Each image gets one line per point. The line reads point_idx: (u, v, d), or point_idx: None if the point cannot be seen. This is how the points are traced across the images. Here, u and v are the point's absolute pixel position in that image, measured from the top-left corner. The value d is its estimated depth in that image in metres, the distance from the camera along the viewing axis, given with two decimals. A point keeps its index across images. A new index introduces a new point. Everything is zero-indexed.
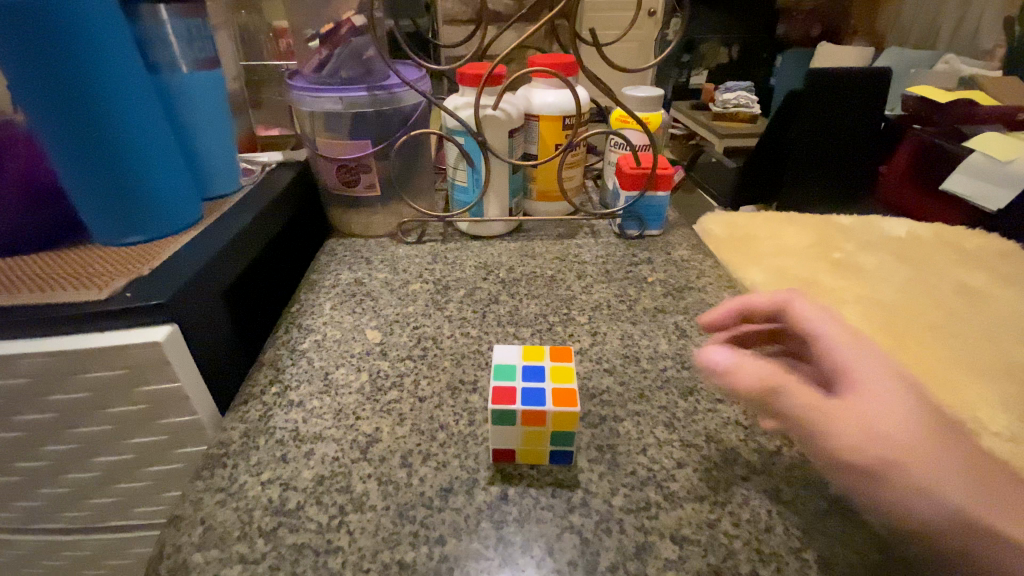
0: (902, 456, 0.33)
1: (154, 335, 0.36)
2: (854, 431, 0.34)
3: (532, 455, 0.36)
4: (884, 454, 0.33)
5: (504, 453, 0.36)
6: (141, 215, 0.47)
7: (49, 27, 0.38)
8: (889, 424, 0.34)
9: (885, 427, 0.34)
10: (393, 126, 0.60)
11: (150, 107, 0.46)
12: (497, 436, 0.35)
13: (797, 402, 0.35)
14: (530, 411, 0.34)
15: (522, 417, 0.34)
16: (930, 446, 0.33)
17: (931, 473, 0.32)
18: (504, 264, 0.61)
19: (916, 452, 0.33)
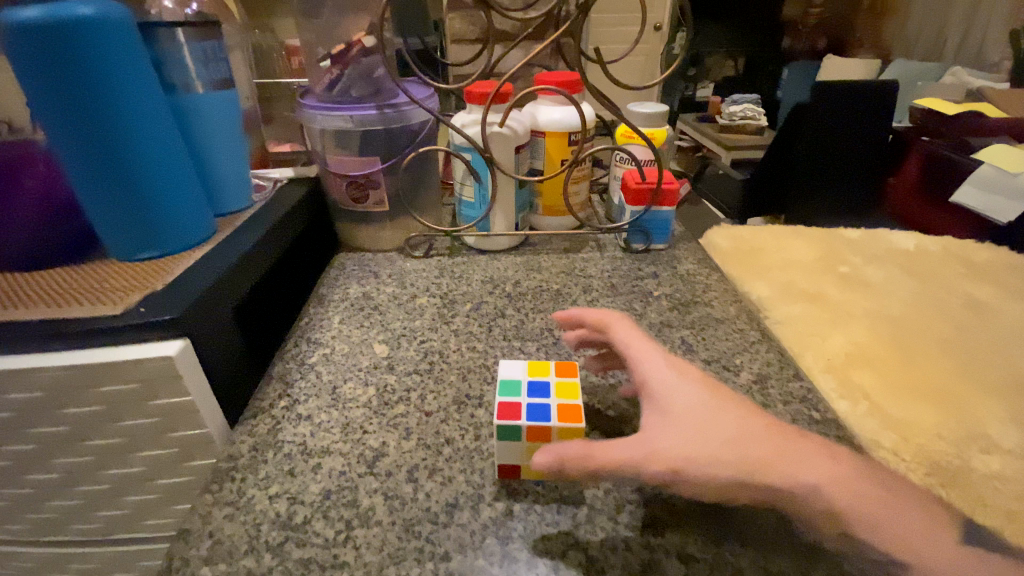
0: (699, 458, 0.31)
1: (166, 350, 0.37)
2: (651, 448, 0.31)
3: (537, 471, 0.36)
4: (679, 460, 0.31)
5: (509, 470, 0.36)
6: (154, 232, 0.48)
7: (69, 54, 0.40)
8: (678, 427, 0.33)
9: (681, 435, 0.32)
10: (402, 143, 0.61)
11: (165, 127, 0.47)
12: (502, 451, 0.35)
13: (609, 456, 0.31)
14: (535, 427, 0.34)
15: (527, 433, 0.34)
16: (719, 432, 0.32)
17: (720, 457, 0.31)
18: (510, 278, 0.62)
19: (712, 445, 0.32)
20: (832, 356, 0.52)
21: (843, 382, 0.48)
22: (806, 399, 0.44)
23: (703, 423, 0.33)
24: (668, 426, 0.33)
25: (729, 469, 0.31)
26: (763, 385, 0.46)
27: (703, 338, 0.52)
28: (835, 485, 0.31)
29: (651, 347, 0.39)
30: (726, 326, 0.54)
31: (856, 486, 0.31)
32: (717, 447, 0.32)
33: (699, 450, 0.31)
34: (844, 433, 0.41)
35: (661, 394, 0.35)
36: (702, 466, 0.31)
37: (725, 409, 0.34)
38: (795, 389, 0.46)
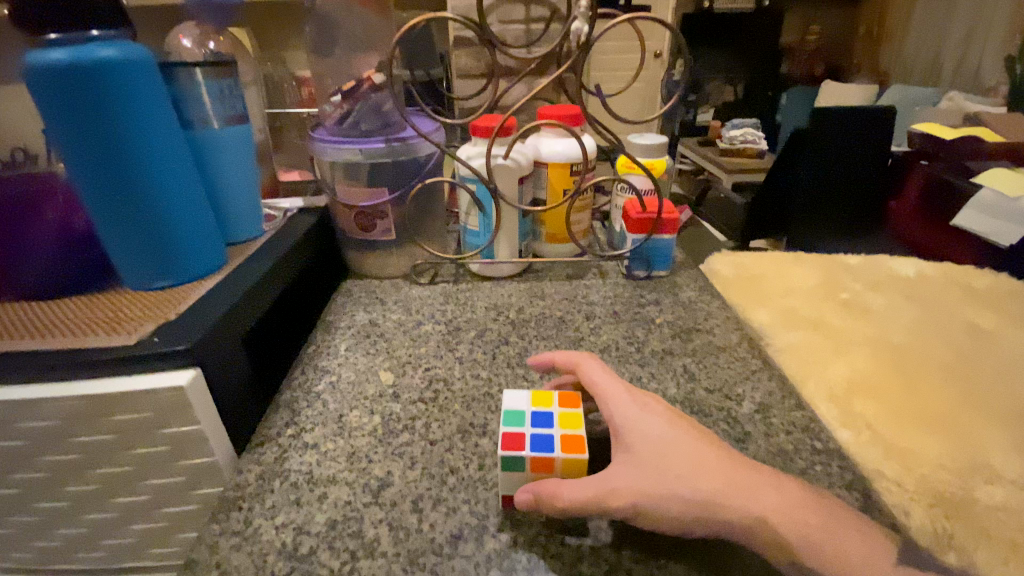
0: (656, 494, 0.33)
1: (178, 380, 0.38)
2: (612, 488, 0.33)
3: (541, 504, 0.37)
4: (638, 498, 0.33)
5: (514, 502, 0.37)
6: (168, 263, 0.50)
7: (94, 98, 0.42)
8: (639, 466, 0.35)
9: (640, 473, 0.35)
10: (408, 174, 0.63)
11: (181, 163, 0.49)
12: (506, 482, 0.35)
13: (575, 496, 0.33)
14: (538, 458, 0.35)
15: (531, 463, 0.35)
16: (673, 469, 0.35)
17: (675, 491, 0.34)
18: (514, 304, 0.63)
19: (668, 482, 0.34)
20: (834, 384, 0.52)
21: (845, 411, 0.48)
22: (808, 428, 0.45)
23: (661, 460, 0.35)
24: (629, 464, 0.35)
25: (684, 503, 0.33)
26: (765, 413, 0.46)
27: (705, 366, 0.52)
28: (778, 515, 0.34)
29: (619, 388, 0.42)
30: (728, 353, 0.54)
31: (796, 514, 0.34)
32: (671, 484, 0.34)
33: (656, 487, 0.34)
34: (847, 463, 0.41)
35: (626, 434, 0.38)
36: (659, 502, 0.33)
37: (682, 445, 0.37)
38: (797, 417, 0.46)
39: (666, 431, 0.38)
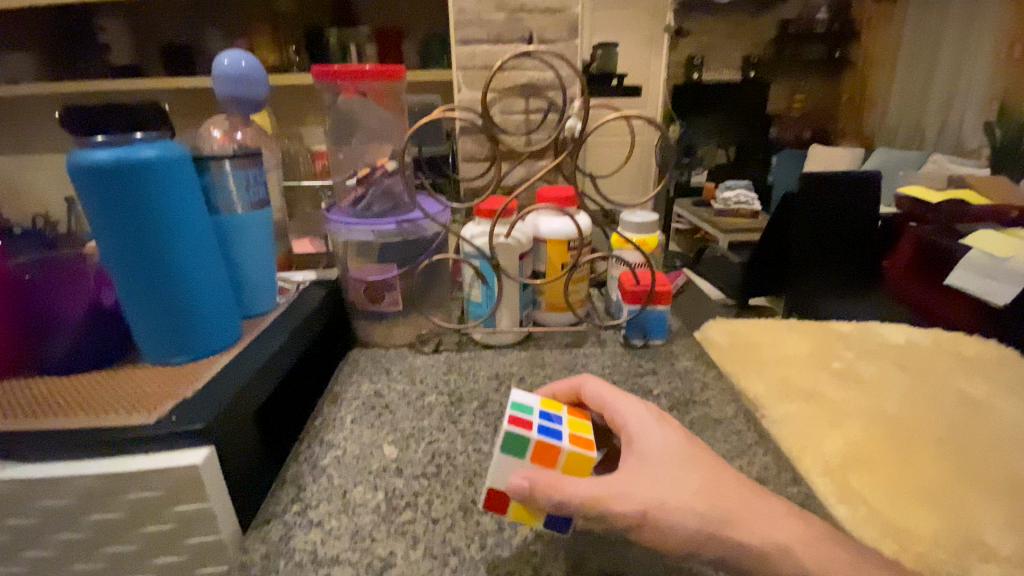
0: (670, 507, 0.35)
1: (192, 458, 0.39)
2: (629, 493, 0.35)
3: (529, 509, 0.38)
4: (648, 506, 0.35)
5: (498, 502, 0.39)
6: (186, 339, 0.52)
7: (132, 193, 0.46)
8: (652, 472, 0.37)
9: (653, 480, 0.37)
10: (417, 251, 0.68)
11: (206, 246, 0.52)
12: (505, 464, 0.38)
13: (577, 492, 0.34)
14: (545, 444, 0.37)
15: (536, 447, 0.37)
16: (686, 487, 0.36)
17: (683, 510, 0.35)
18: (515, 374, 0.65)
19: (686, 496, 0.36)
20: (828, 458, 0.53)
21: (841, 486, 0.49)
22: (804, 505, 0.45)
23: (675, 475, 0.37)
24: (642, 471, 0.37)
25: (698, 517, 0.35)
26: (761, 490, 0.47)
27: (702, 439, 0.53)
28: None
29: (627, 397, 0.45)
30: (724, 426, 0.55)
31: None
32: (688, 499, 0.36)
33: (665, 495, 0.36)
34: None
35: (641, 444, 0.40)
36: (668, 506, 0.35)
37: (693, 462, 0.39)
38: (793, 494, 0.47)
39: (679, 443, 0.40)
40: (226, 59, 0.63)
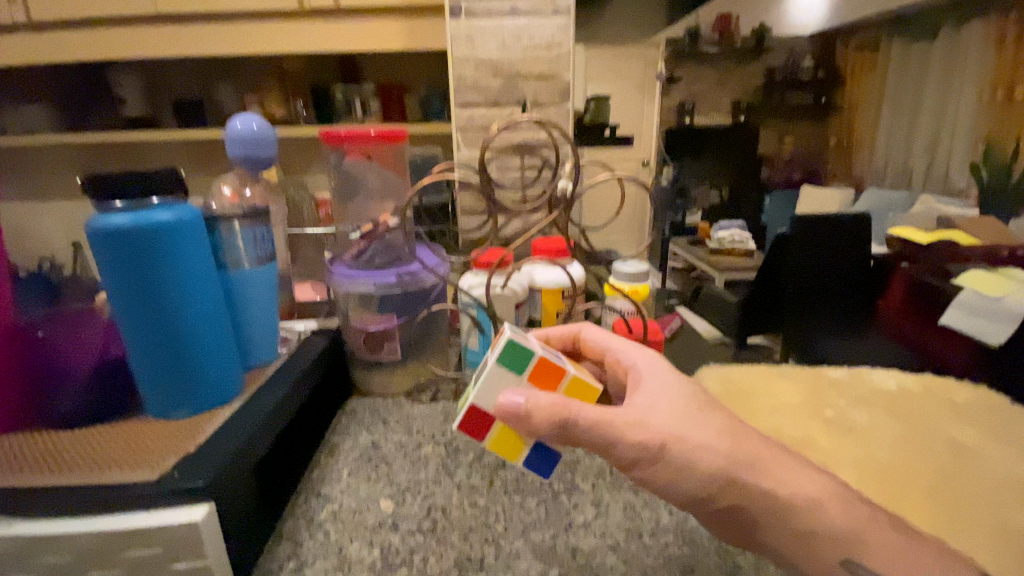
0: (691, 441, 0.41)
1: (193, 515, 0.40)
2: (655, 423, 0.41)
3: (509, 434, 0.42)
4: (667, 438, 0.40)
5: (481, 421, 0.42)
6: (191, 393, 0.53)
7: (146, 252, 0.48)
8: (664, 401, 0.43)
9: (671, 416, 0.42)
10: (417, 302, 0.70)
11: (213, 300, 0.54)
12: (511, 381, 0.42)
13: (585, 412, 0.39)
14: (550, 364, 0.42)
15: (541, 365, 0.42)
16: (700, 426, 0.42)
17: (702, 458, 0.40)
18: None
19: (707, 436, 0.41)
20: None
21: None
22: None
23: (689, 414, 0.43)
24: (654, 400, 0.43)
25: (717, 459, 0.41)
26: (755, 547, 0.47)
27: None
28: None
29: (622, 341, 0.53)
30: None
31: None
32: (708, 441, 0.41)
33: (683, 433, 0.41)
34: None
35: (643, 373, 0.47)
36: (687, 444, 0.41)
37: (705, 409, 0.44)
38: None
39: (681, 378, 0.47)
40: (240, 122, 0.68)
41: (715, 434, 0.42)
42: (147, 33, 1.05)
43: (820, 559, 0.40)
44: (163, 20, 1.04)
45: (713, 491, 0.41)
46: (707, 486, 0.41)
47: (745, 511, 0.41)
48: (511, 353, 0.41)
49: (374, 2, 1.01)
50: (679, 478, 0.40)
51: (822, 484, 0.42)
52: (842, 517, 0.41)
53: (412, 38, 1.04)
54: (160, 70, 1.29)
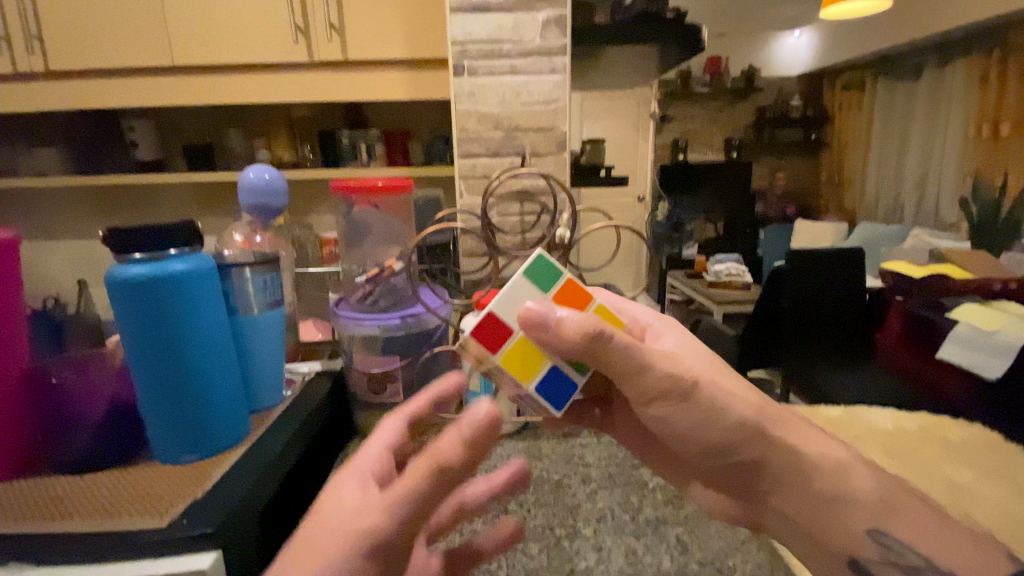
0: (721, 388, 0.40)
1: (200, 562, 0.41)
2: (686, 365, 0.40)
3: (520, 354, 0.40)
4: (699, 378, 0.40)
5: (492, 333, 0.39)
6: (199, 438, 0.54)
7: (161, 300, 0.50)
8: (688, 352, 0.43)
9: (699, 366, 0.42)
10: (420, 344, 0.71)
11: (224, 345, 0.56)
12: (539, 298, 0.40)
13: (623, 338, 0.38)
14: (578, 291, 0.42)
15: (570, 289, 0.41)
16: (724, 377, 0.42)
17: (732, 405, 0.40)
18: (512, 466, 0.64)
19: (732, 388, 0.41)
20: None
21: None
22: None
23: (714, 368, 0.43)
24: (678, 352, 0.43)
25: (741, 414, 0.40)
26: None
27: (697, 536, 0.53)
28: None
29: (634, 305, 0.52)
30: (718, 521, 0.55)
31: None
32: (732, 392, 0.41)
33: (713, 376, 0.41)
34: None
35: (662, 330, 0.47)
36: (716, 387, 0.40)
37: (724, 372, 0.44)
38: None
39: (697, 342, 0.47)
40: (253, 173, 0.71)
41: (739, 387, 0.42)
42: (163, 81, 1.09)
43: (844, 525, 0.39)
44: (179, 71, 1.08)
45: (739, 440, 0.40)
46: (733, 436, 0.40)
47: (769, 467, 0.40)
48: (541, 268, 0.41)
49: (381, 56, 1.07)
50: (703, 426, 0.40)
51: (845, 454, 0.41)
52: (868, 484, 0.40)
53: (416, 88, 1.10)
54: (175, 118, 1.35)
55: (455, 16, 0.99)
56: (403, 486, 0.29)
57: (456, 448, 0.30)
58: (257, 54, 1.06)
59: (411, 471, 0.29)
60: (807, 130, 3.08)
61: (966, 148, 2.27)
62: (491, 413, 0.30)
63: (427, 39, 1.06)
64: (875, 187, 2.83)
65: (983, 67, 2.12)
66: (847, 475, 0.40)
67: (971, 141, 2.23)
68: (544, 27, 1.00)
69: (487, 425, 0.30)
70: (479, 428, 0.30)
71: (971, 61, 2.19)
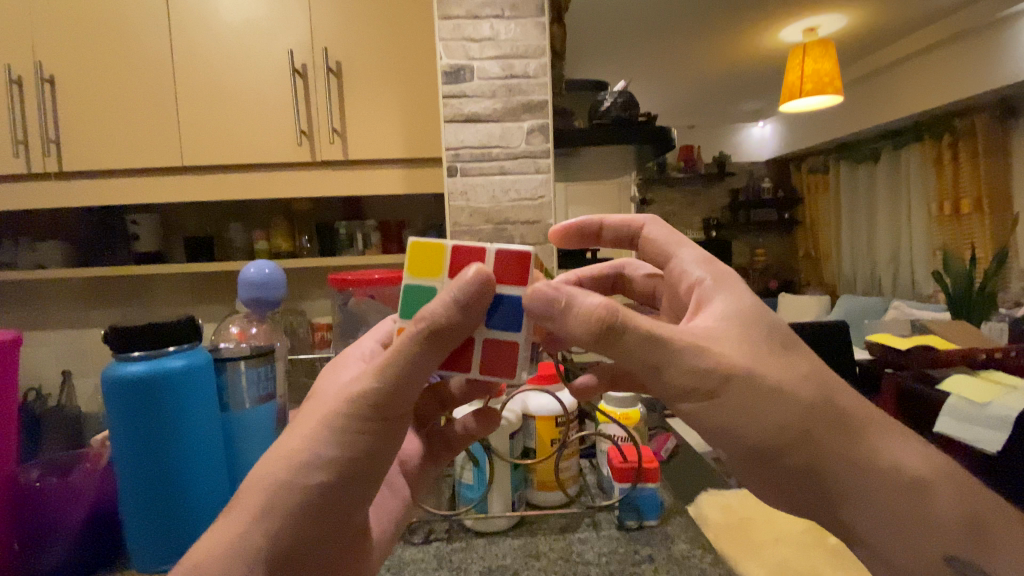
0: (773, 382, 0.35)
1: None
2: (730, 361, 0.35)
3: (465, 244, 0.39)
4: (746, 374, 0.35)
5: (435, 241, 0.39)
6: (177, 542, 0.52)
7: (155, 393, 0.50)
8: (737, 328, 0.37)
9: (747, 351, 0.36)
10: None
11: (214, 439, 0.55)
12: None
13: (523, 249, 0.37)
14: None
15: None
16: (776, 364, 0.36)
17: (778, 408, 0.35)
18: (508, 566, 0.61)
19: (783, 383, 0.36)
20: None
21: None
22: None
23: (770, 354, 0.37)
24: (732, 333, 0.37)
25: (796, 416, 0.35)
26: None
27: None
28: None
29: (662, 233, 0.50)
30: None
31: None
32: (785, 390, 0.35)
33: (762, 373, 0.35)
34: None
35: (713, 289, 0.41)
36: (764, 386, 0.35)
37: (787, 359, 0.37)
38: None
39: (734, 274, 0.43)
40: (253, 268, 0.74)
41: (796, 380, 0.36)
42: (171, 180, 1.15)
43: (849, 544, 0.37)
44: (189, 170, 1.15)
45: (790, 448, 0.35)
46: (778, 439, 0.35)
47: (804, 474, 0.36)
48: None
49: (382, 158, 1.15)
50: (750, 427, 0.35)
51: (878, 452, 0.36)
52: (891, 491, 0.36)
53: (412, 185, 1.18)
54: (179, 213, 1.40)
55: (448, 126, 1.08)
56: (398, 345, 0.33)
57: (445, 308, 0.33)
58: (262, 153, 1.14)
59: (407, 334, 0.33)
60: (781, 210, 3.28)
61: (931, 225, 2.43)
62: (480, 275, 0.33)
63: (423, 141, 1.16)
64: (852, 264, 2.97)
65: (936, 152, 2.33)
66: (879, 483, 0.36)
67: (935, 217, 2.39)
68: (529, 134, 1.10)
69: (477, 287, 0.33)
70: (472, 286, 0.33)
71: (923, 146, 2.41)
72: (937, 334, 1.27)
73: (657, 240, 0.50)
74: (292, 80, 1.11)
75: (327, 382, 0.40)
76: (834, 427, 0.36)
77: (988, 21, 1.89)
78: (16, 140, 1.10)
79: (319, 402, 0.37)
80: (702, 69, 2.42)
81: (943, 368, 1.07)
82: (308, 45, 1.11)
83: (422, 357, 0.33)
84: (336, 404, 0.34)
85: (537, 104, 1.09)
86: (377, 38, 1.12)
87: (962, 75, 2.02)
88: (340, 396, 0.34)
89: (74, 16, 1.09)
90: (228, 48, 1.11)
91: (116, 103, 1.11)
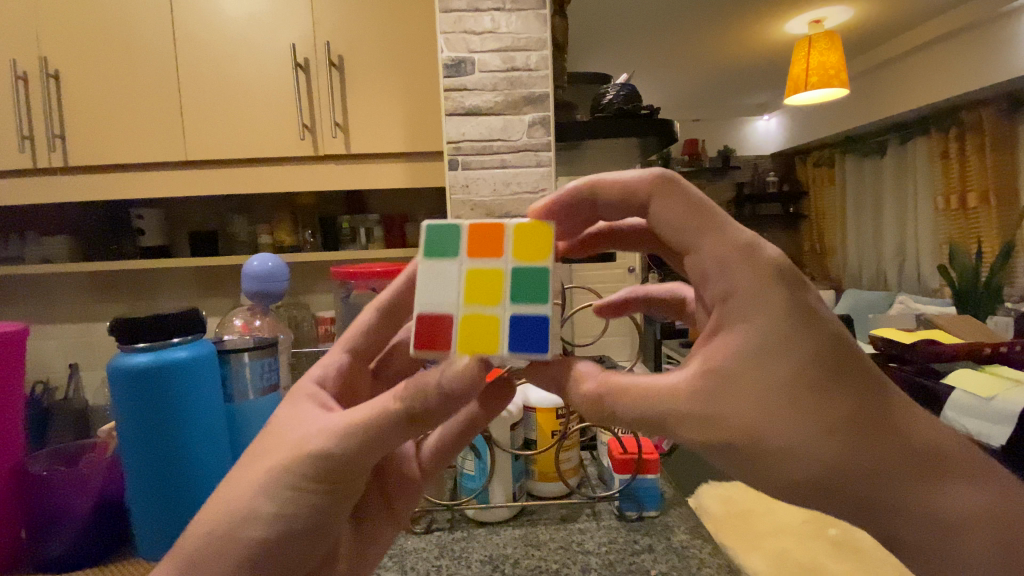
0: (791, 434, 0.32)
1: None
2: (742, 412, 0.32)
3: (475, 348, 0.39)
4: (761, 425, 0.32)
5: (436, 333, 0.39)
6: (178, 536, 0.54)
7: (161, 387, 0.51)
8: (754, 372, 0.32)
9: (765, 396, 0.32)
10: None
11: (218, 431, 0.56)
12: (448, 290, 0.40)
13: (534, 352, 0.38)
14: (481, 256, 0.40)
15: (472, 261, 0.40)
16: (801, 410, 0.32)
17: None
18: (509, 556, 0.62)
19: (810, 427, 0.32)
20: None
21: None
22: None
23: (795, 399, 0.32)
24: (756, 383, 0.32)
25: None
26: None
27: None
28: None
29: (675, 211, 0.36)
30: None
31: None
32: (811, 434, 0.32)
33: (779, 412, 0.32)
34: None
35: (738, 314, 0.33)
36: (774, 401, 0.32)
37: (827, 396, 0.32)
38: None
39: (778, 281, 0.33)
40: (257, 261, 0.75)
41: (828, 426, 0.32)
42: (173, 175, 1.16)
43: None
44: (191, 165, 1.16)
45: None
46: None
47: None
48: (437, 245, 0.40)
49: (385, 151, 1.16)
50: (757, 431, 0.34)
51: None
52: None
53: (414, 178, 1.18)
54: (183, 208, 1.41)
55: (449, 119, 1.08)
56: (376, 414, 0.35)
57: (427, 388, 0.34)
58: (265, 148, 1.14)
59: (386, 406, 0.35)
60: (786, 204, 3.27)
61: (937, 219, 2.41)
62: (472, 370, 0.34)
63: (425, 134, 1.16)
64: (857, 257, 2.96)
65: (943, 144, 2.30)
66: None
67: (941, 211, 2.38)
68: (530, 127, 1.10)
69: (462, 379, 0.34)
70: (460, 378, 0.34)
71: (929, 139, 2.39)
72: (942, 327, 1.26)
73: (665, 225, 0.36)
74: (294, 75, 1.11)
75: (285, 410, 0.39)
76: (870, 468, 0.32)
77: (997, 12, 1.87)
78: (20, 136, 1.11)
79: (282, 432, 0.37)
80: (705, 62, 2.40)
81: (949, 362, 1.05)
82: (310, 39, 1.11)
83: (395, 428, 0.35)
84: (310, 444, 0.35)
85: (538, 97, 1.08)
86: (377, 33, 1.12)
87: (970, 66, 2.00)
88: (301, 443, 0.35)
89: (76, 12, 1.10)
90: (229, 42, 1.11)
91: (117, 99, 1.12)
